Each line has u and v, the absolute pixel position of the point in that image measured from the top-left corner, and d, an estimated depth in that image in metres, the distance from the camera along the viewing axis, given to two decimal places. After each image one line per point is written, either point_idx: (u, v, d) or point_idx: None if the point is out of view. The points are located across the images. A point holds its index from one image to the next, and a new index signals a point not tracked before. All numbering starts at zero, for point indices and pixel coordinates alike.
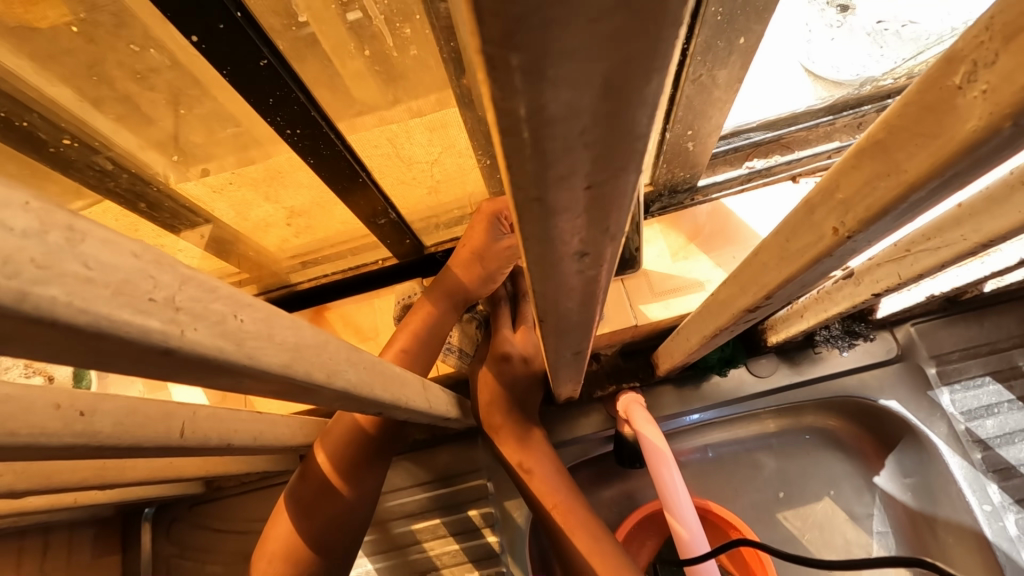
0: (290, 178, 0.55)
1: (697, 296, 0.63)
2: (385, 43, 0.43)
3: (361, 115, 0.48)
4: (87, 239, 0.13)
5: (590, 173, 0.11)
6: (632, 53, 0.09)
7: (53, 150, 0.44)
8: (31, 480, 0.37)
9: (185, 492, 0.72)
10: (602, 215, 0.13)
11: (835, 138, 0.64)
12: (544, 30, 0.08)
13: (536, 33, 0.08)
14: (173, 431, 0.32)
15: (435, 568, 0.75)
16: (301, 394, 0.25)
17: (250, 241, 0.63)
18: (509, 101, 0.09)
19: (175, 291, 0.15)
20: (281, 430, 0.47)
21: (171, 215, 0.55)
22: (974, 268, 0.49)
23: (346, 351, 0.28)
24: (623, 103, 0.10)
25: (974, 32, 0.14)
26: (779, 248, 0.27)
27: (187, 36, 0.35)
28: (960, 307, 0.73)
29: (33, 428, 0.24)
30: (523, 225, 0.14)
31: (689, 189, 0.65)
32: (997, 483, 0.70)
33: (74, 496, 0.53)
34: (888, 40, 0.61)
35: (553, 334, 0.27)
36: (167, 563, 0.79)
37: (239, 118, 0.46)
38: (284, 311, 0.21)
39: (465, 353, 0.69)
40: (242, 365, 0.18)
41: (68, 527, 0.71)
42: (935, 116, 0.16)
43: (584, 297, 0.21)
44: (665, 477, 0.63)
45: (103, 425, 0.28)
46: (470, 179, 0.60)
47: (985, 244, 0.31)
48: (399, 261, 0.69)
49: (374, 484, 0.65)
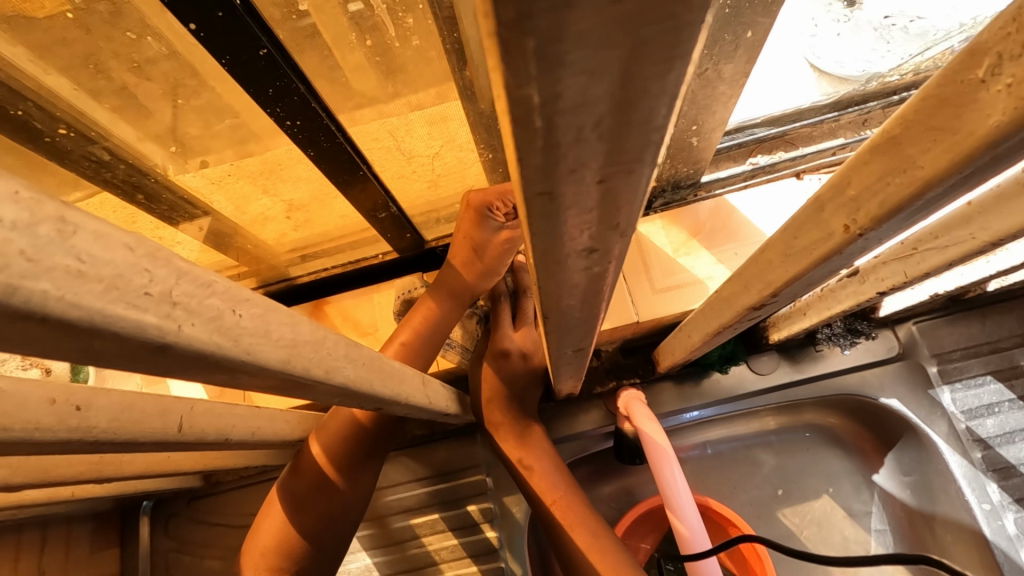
0: (289, 171, 0.54)
1: (698, 292, 0.63)
2: (386, 33, 0.42)
3: (361, 108, 0.47)
4: (79, 232, 0.13)
5: (603, 166, 0.11)
6: (653, 38, 0.08)
7: (49, 140, 0.43)
8: (27, 474, 0.36)
9: (182, 486, 0.72)
10: (611, 210, 0.13)
11: (839, 134, 0.64)
12: (562, 13, 0.07)
13: (553, 16, 0.07)
14: (170, 427, 0.32)
15: (433, 563, 0.75)
16: (300, 390, 0.25)
17: (248, 234, 0.62)
18: (522, 88, 0.09)
19: (171, 285, 0.15)
20: (280, 425, 0.47)
21: (168, 207, 0.54)
22: (979, 267, 0.49)
23: (345, 347, 0.28)
24: (641, 92, 0.09)
25: (997, 24, 0.14)
26: (786, 246, 0.27)
27: (186, 24, 0.35)
28: (961, 305, 0.73)
29: (29, 424, 0.24)
30: (531, 220, 0.13)
31: (691, 186, 0.65)
32: (996, 482, 0.70)
33: (71, 490, 0.53)
34: (895, 36, 0.59)
35: (555, 332, 0.27)
36: (165, 557, 0.79)
37: (238, 110, 0.45)
38: (283, 307, 0.21)
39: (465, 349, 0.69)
40: (240, 361, 0.18)
41: (66, 521, 0.71)
42: (954, 111, 0.15)
43: (589, 295, 0.21)
44: (666, 473, 0.63)
45: (99, 420, 0.27)
46: (471, 173, 0.59)
47: (994, 242, 0.30)
48: (399, 255, 0.68)
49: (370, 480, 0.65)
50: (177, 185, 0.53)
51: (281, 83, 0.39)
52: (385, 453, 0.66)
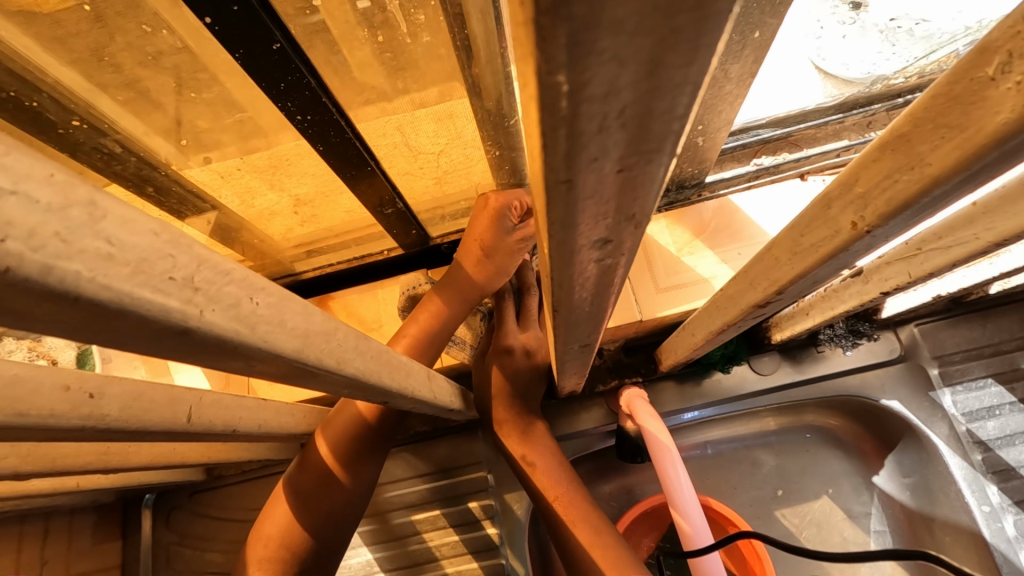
0: (297, 166, 0.54)
1: (702, 292, 0.63)
2: (397, 30, 0.42)
3: (369, 104, 0.48)
4: (108, 216, 0.13)
5: (624, 155, 0.11)
6: (680, 28, 0.08)
7: (61, 132, 0.43)
8: (36, 463, 0.37)
9: (185, 479, 0.72)
10: (628, 201, 0.13)
11: (844, 136, 0.65)
12: (597, 1, 0.08)
13: (589, 4, 0.08)
14: (180, 417, 0.32)
15: (434, 559, 0.75)
16: (311, 379, 0.25)
17: (255, 229, 0.63)
18: (551, 75, 0.09)
19: (193, 271, 0.15)
20: (285, 418, 0.47)
21: (176, 201, 0.55)
22: (982, 269, 0.49)
23: (354, 339, 0.28)
24: (664, 81, 0.09)
25: (1007, 24, 0.14)
26: (792, 243, 0.27)
27: (200, 18, 0.35)
28: (962, 308, 0.73)
29: (44, 410, 0.24)
30: (549, 210, 0.13)
31: (696, 186, 0.66)
32: (996, 484, 0.70)
33: (76, 480, 0.53)
34: (900, 39, 0.58)
35: (563, 326, 0.27)
36: (167, 550, 0.79)
37: (247, 104, 0.45)
38: (297, 296, 0.21)
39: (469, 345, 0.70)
40: (256, 348, 0.18)
41: (69, 512, 0.71)
42: (964, 107, 0.16)
43: (599, 289, 0.21)
44: (668, 470, 0.63)
45: (111, 408, 0.27)
46: (477, 170, 0.60)
47: (998, 243, 0.31)
48: (404, 251, 0.70)
49: (373, 475, 0.65)
50: (185, 178, 0.53)
51: (290, 78, 0.40)
52: (388, 448, 0.66)
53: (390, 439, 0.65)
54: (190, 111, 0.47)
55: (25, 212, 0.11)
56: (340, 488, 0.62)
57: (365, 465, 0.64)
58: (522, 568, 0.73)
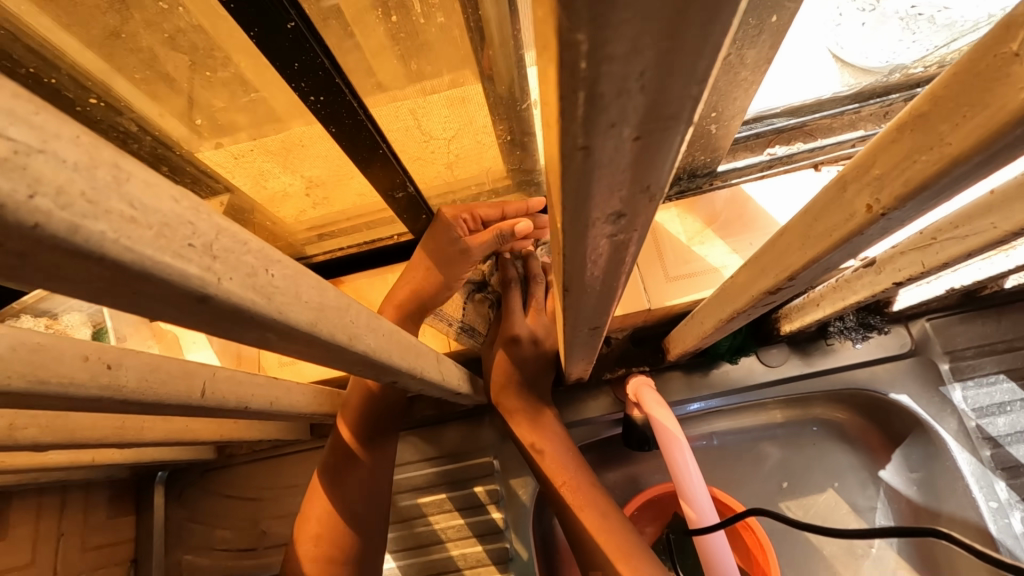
0: (309, 149, 0.54)
1: (712, 281, 0.63)
2: (411, 11, 0.41)
3: (382, 86, 0.48)
4: (132, 178, 0.13)
5: (641, 122, 0.11)
6: None
7: (80, 110, 0.45)
8: (55, 435, 0.37)
9: (197, 457, 0.74)
10: (645, 172, 0.13)
11: (859, 127, 0.64)
12: None
13: None
14: (194, 391, 0.33)
15: (440, 541, 0.76)
16: (324, 355, 0.26)
17: (268, 212, 0.63)
18: (573, 34, 0.09)
19: (212, 239, 0.15)
20: (296, 398, 0.48)
21: (192, 180, 0.55)
22: (999, 261, 0.49)
23: (365, 317, 0.28)
24: (685, 41, 0.09)
25: None
26: (805, 228, 0.27)
27: None
28: (976, 303, 0.72)
29: (67, 379, 0.25)
30: (565, 180, 0.13)
31: (708, 174, 0.63)
32: (1004, 480, 0.69)
33: (92, 454, 0.55)
34: (920, 28, 0.55)
35: (573, 308, 0.27)
36: (179, 526, 0.81)
37: (260, 86, 0.46)
38: (311, 271, 0.21)
39: (477, 334, 0.71)
40: (272, 318, 0.19)
41: (83, 488, 0.73)
42: (988, 84, 0.15)
43: (612, 267, 0.21)
44: (677, 456, 0.63)
45: (128, 379, 0.28)
46: (488, 156, 0.59)
47: (1015, 232, 0.30)
48: (413, 236, 0.70)
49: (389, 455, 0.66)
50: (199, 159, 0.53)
51: (304, 59, 0.40)
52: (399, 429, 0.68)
53: (402, 417, 0.66)
54: (205, 92, 0.47)
55: (53, 170, 0.11)
56: (362, 471, 0.63)
57: (377, 445, 0.65)
58: (526, 552, 0.74)
